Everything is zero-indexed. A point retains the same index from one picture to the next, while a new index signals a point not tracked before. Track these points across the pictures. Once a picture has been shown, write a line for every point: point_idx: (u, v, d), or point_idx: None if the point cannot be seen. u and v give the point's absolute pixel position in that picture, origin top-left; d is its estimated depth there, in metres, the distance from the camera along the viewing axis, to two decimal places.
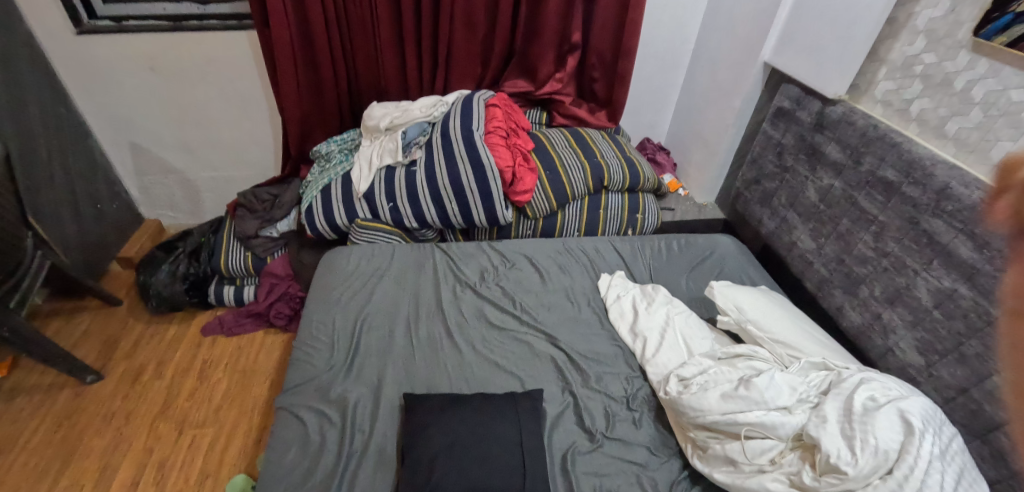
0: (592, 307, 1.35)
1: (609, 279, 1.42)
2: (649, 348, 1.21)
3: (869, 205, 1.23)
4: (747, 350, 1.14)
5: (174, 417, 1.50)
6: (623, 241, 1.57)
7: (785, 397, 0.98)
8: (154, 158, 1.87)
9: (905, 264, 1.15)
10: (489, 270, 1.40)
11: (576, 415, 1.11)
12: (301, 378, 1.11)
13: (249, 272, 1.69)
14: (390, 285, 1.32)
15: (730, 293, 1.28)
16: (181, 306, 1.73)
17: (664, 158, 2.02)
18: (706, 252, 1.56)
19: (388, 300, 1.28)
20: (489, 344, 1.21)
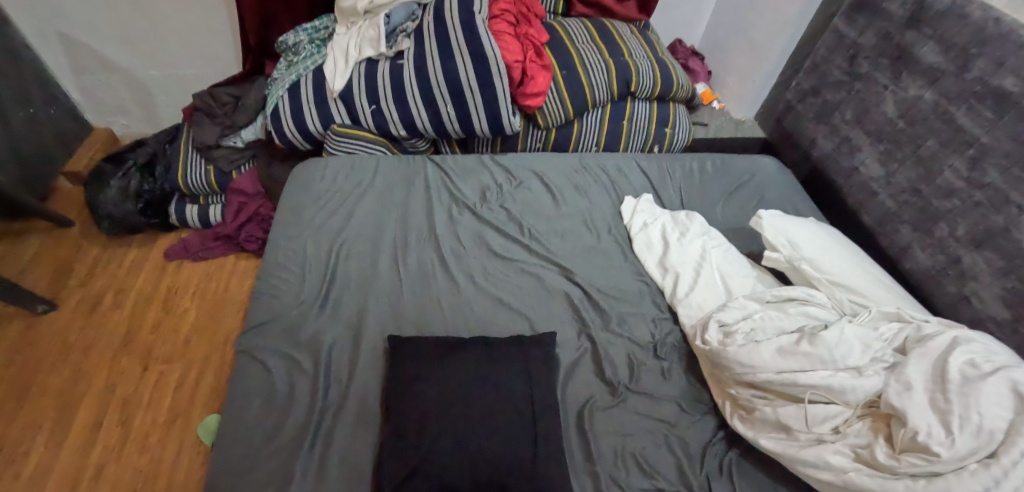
0: (613, 236, 1.13)
1: (634, 202, 1.19)
2: (681, 286, 1.02)
3: (968, 123, 0.98)
4: (802, 293, 0.95)
5: (139, 351, 1.34)
6: (650, 158, 1.31)
7: (856, 354, 0.79)
8: (91, 53, 1.56)
9: (1008, 198, 0.93)
10: (492, 188, 1.16)
11: (595, 363, 0.93)
12: (264, 317, 0.92)
13: (212, 187, 1.46)
14: (372, 203, 1.09)
15: (782, 224, 1.05)
16: (139, 227, 1.51)
17: (697, 64, 1.71)
18: (747, 174, 1.33)
19: (369, 224, 1.06)
20: (492, 277, 1.01)
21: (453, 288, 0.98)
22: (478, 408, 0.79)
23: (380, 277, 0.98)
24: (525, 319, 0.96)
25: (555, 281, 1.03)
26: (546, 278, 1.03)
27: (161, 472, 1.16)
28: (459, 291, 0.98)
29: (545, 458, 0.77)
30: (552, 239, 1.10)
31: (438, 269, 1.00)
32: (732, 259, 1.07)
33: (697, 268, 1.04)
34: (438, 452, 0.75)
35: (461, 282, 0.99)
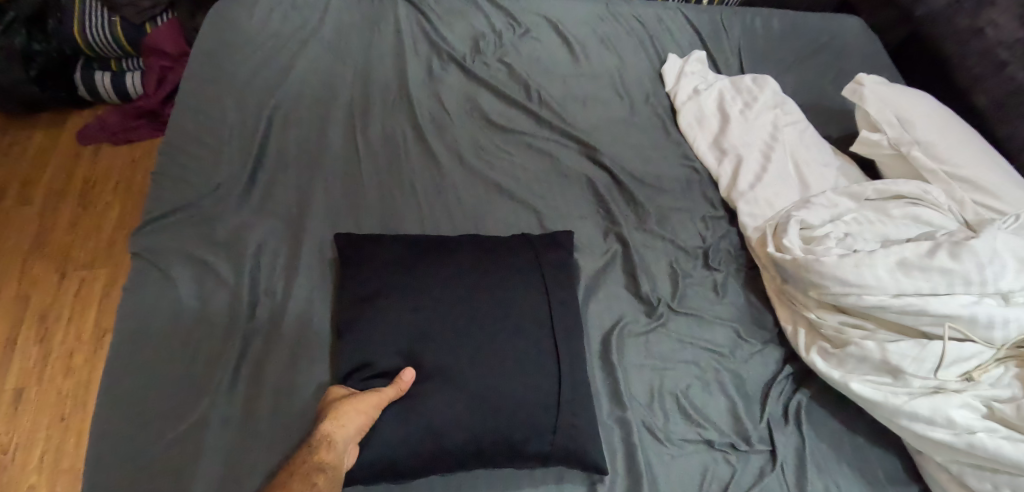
0: (651, 108, 0.84)
1: (681, 62, 0.88)
2: (744, 175, 0.75)
3: None
4: (916, 189, 0.69)
5: (54, 255, 1.09)
6: (700, 8, 0.98)
7: (1011, 277, 0.55)
8: None
9: None
10: (488, 38, 0.85)
11: (626, 275, 0.69)
12: (167, 206, 0.65)
13: (122, 46, 1.13)
14: (323, 56, 0.79)
15: (891, 96, 0.78)
16: (40, 102, 1.18)
17: None
18: (824, 35, 1.01)
19: (317, 83, 0.76)
20: (489, 158, 0.74)
21: (433, 171, 0.71)
22: (464, 335, 0.55)
23: (331, 154, 0.70)
24: (535, 214, 0.70)
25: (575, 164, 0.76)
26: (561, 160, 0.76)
27: (88, 398, 0.96)
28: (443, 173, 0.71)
29: (561, 405, 0.54)
30: (571, 109, 0.81)
31: (413, 144, 0.73)
32: (811, 143, 0.80)
33: (765, 153, 0.77)
34: (406, 398, 0.52)
35: (445, 161, 0.72)
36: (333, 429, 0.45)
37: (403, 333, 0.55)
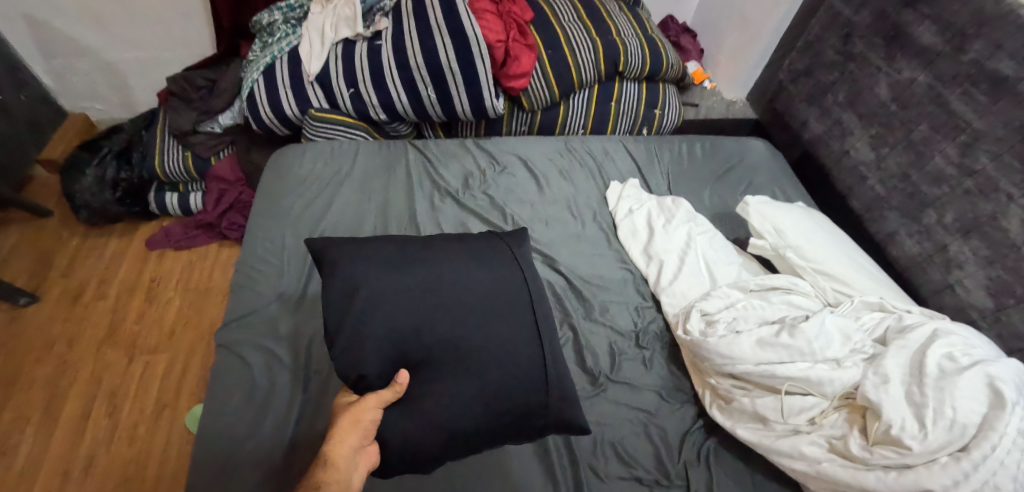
0: (598, 223, 1.15)
1: (621, 188, 1.21)
2: (665, 274, 1.04)
3: (962, 107, 0.95)
4: (786, 282, 0.96)
5: (123, 343, 1.33)
6: (638, 141, 1.34)
7: (835, 347, 0.82)
8: (58, 34, 1.47)
9: (997, 187, 0.91)
10: (474, 175, 1.15)
11: (576, 353, 0.93)
12: (245, 310, 0.91)
13: (190, 174, 1.42)
14: (352, 194, 1.07)
15: (768, 212, 1.07)
16: (119, 216, 1.47)
17: (688, 41, 1.67)
18: (734, 159, 1.34)
19: (349, 215, 1.04)
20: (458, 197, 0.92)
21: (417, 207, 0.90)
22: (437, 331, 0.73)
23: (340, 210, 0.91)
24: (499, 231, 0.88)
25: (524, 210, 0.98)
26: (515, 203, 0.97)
27: (149, 464, 1.16)
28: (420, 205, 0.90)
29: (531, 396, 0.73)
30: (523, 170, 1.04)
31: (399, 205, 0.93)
32: (718, 247, 1.08)
33: (682, 257, 1.06)
34: None
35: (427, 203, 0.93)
36: (333, 448, 0.62)
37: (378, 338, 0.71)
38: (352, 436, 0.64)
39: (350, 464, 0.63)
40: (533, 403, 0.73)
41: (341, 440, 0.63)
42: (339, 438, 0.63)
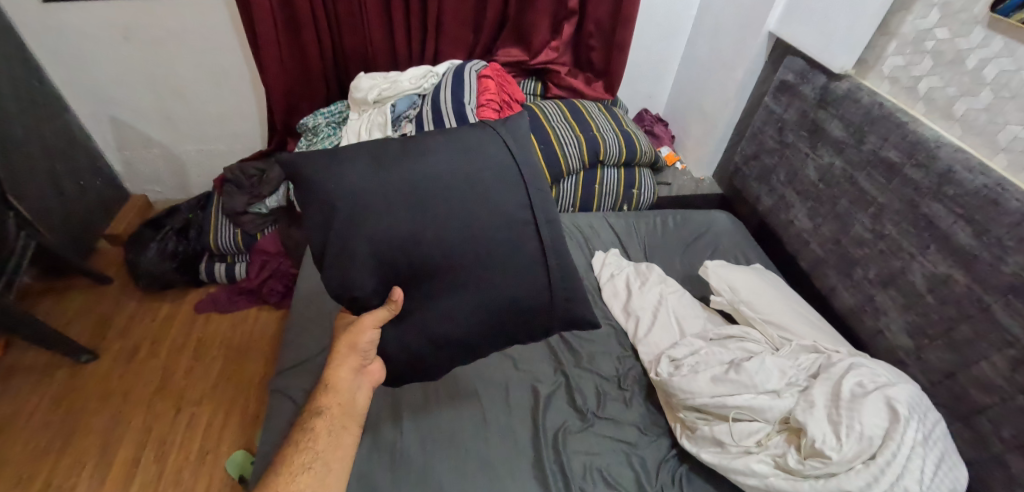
0: (585, 286, 1.40)
1: (604, 257, 1.45)
2: (641, 327, 1.25)
3: (869, 185, 1.20)
4: (740, 331, 1.18)
5: (171, 395, 1.49)
6: (619, 216, 1.61)
7: (774, 380, 1.01)
8: (136, 132, 1.77)
9: (902, 247, 1.14)
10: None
11: (567, 395, 1.14)
12: (295, 360, 1.11)
13: (239, 248, 1.64)
14: None
15: (724, 273, 1.32)
16: (173, 284, 1.68)
17: (663, 130, 1.95)
18: (702, 229, 1.57)
19: None
20: (459, 137, 0.91)
21: (428, 140, 0.89)
22: (429, 248, 0.82)
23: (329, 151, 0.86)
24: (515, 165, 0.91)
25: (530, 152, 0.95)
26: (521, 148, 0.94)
27: None
28: (429, 139, 0.90)
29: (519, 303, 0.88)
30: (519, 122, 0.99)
31: (402, 140, 0.90)
32: (686, 303, 1.29)
33: (655, 313, 1.27)
34: None
35: (437, 139, 0.90)
36: (331, 376, 0.87)
37: (366, 248, 0.80)
38: (351, 363, 0.87)
39: (353, 384, 0.87)
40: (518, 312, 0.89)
41: (344, 365, 0.86)
42: (341, 365, 0.86)
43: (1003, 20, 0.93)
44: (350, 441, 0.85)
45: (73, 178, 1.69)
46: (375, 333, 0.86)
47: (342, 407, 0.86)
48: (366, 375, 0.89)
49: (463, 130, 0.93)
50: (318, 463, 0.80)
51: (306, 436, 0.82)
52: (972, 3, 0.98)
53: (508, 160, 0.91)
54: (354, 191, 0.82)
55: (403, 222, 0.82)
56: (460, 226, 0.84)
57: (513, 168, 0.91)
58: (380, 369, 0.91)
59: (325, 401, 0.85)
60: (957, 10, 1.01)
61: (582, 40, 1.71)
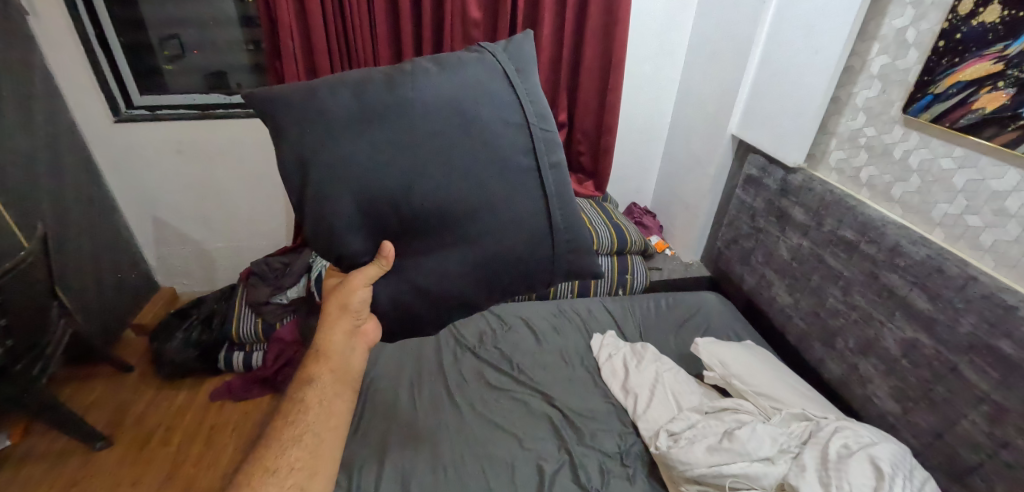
0: (585, 366, 1.46)
1: (602, 338, 1.54)
2: (640, 403, 1.30)
3: (835, 261, 1.32)
4: (732, 403, 1.23)
5: (179, 483, 1.47)
6: (615, 300, 1.72)
7: (767, 447, 1.05)
8: (173, 231, 1.97)
9: (872, 316, 1.23)
10: (487, 332, 1.58)
11: (572, 471, 1.18)
12: None
13: (259, 337, 1.73)
14: (393, 349, 1.52)
15: (714, 349, 1.40)
16: (191, 371, 1.76)
17: (651, 221, 2.12)
18: (693, 309, 1.66)
19: (392, 367, 1.46)
20: (460, 72, 0.83)
21: (416, 67, 0.83)
22: (421, 194, 0.79)
23: (309, 93, 0.80)
24: (517, 103, 0.85)
25: (534, 87, 0.88)
26: (523, 80, 0.88)
27: None
28: (416, 67, 0.83)
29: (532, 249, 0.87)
30: (523, 47, 0.91)
31: (386, 72, 0.83)
32: (681, 380, 1.35)
33: (652, 390, 1.32)
34: None
35: (428, 68, 0.83)
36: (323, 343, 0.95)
37: (351, 198, 0.78)
38: (343, 328, 0.94)
39: (345, 346, 0.95)
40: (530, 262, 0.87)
41: (338, 327, 0.94)
42: (336, 328, 0.94)
43: (915, 119, 1.12)
44: (344, 407, 0.92)
45: (113, 272, 1.85)
46: (366, 291, 0.87)
47: (334, 373, 0.94)
48: (360, 337, 0.95)
49: (458, 61, 0.84)
50: (309, 434, 0.86)
51: (297, 406, 0.89)
52: (889, 107, 1.19)
53: (510, 98, 0.85)
54: (347, 149, 0.78)
55: (393, 174, 0.78)
56: (443, 177, 0.80)
57: (514, 105, 0.85)
58: (375, 327, 0.96)
59: (317, 369, 0.93)
60: (878, 113, 1.21)
61: (573, 147, 1.95)
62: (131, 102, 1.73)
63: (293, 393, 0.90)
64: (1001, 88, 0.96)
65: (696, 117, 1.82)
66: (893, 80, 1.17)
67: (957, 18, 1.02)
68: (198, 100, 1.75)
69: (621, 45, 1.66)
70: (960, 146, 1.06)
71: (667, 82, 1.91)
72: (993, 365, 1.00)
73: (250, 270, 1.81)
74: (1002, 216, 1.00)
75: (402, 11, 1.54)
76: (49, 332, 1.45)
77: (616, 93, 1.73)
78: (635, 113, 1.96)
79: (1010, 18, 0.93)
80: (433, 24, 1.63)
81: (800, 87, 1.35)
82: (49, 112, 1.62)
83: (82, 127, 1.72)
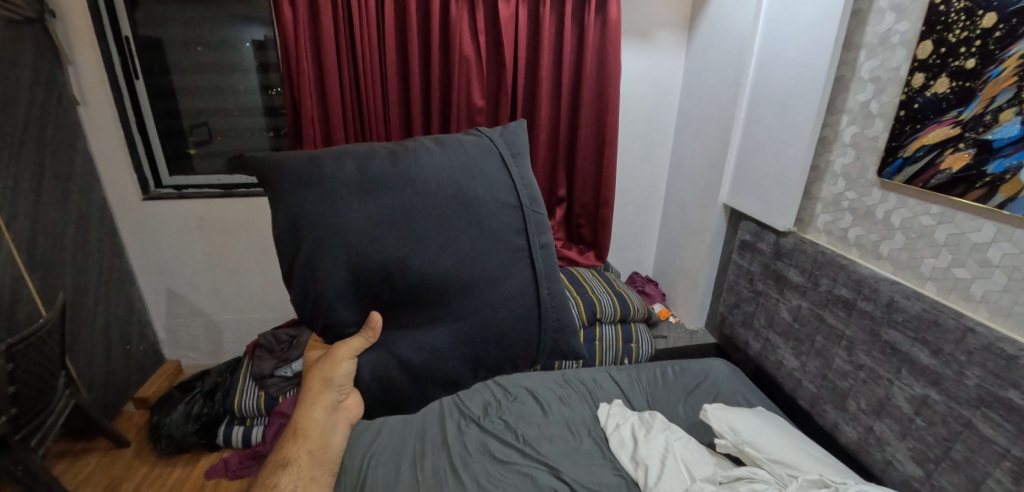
0: (593, 437, 1.42)
1: (608, 407, 1.51)
2: (651, 475, 1.25)
3: (835, 320, 1.33)
4: (747, 471, 1.18)
5: None
6: (620, 369, 1.71)
7: None
8: (185, 302, 2.02)
9: (880, 374, 1.22)
10: (492, 403, 1.55)
11: None
12: None
13: (260, 411, 1.69)
14: (397, 420, 1.49)
15: (724, 416, 1.36)
16: (190, 447, 1.71)
17: (653, 288, 2.16)
18: (701, 376, 1.64)
19: (394, 437, 1.42)
20: (460, 152, 0.86)
21: (419, 146, 0.85)
22: (414, 266, 0.80)
23: (315, 168, 0.80)
24: (513, 187, 0.87)
25: (528, 172, 0.91)
26: (519, 167, 0.90)
27: None
28: (419, 146, 0.86)
29: (522, 329, 0.87)
30: (518, 134, 0.94)
31: (390, 147, 0.85)
32: (693, 449, 1.31)
33: (663, 460, 1.28)
34: None
35: (430, 147, 0.86)
36: (300, 424, 0.96)
37: (344, 263, 0.78)
38: (324, 404, 0.94)
39: (327, 424, 0.96)
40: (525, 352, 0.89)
41: (318, 403, 0.93)
42: (316, 405, 0.94)
43: (890, 180, 1.20)
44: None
45: (121, 344, 1.87)
46: (350, 365, 0.86)
47: (312, 453, 0.96)
48: (342, 412, 0.96)
49: (459, 144, 0.87)
50: None
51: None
52: (865, 172, 1.27)
53: (505, 181, 0.86)
54: (348, 216, 0.78)
55: (391, 244, 0.79)
56: (441, 253, 0.81)
57: (511, 189, 0.87)
58: (357, 403, 0.94)
59: (294, 450, 0.93)
60: (856, 177, 1.29)
61: (573, 220, 2.03)
62: (159, 182, 1.87)
63: (266, 478, 0.90)
64: (962, 148, 1.05)
65: (689, 190, 1.92)
66: (865, 147, 1.26)
67: (912, 90, 1.13)
68: (222, 180, 1.89)
69: (612, 126, 1.81)
70: (935, 203, 1.12)
71: (658, 158, 2.04)
72: (1006, 418, 0.98)
73: (257, 342, 1.82)
74: (987, 267, 1.04)
75: (413, 100, 1.71)
76: (52, 402, 1.47)
77: (611, 169, 1.85)
78: (632, 187, 2.07)
79: (959, 89, 1.05)
80: (441, 113, 1.79)
81: (781, 155, 1.45)
82: (85, 190, 1.75)
83: (113, 204, 1.85)
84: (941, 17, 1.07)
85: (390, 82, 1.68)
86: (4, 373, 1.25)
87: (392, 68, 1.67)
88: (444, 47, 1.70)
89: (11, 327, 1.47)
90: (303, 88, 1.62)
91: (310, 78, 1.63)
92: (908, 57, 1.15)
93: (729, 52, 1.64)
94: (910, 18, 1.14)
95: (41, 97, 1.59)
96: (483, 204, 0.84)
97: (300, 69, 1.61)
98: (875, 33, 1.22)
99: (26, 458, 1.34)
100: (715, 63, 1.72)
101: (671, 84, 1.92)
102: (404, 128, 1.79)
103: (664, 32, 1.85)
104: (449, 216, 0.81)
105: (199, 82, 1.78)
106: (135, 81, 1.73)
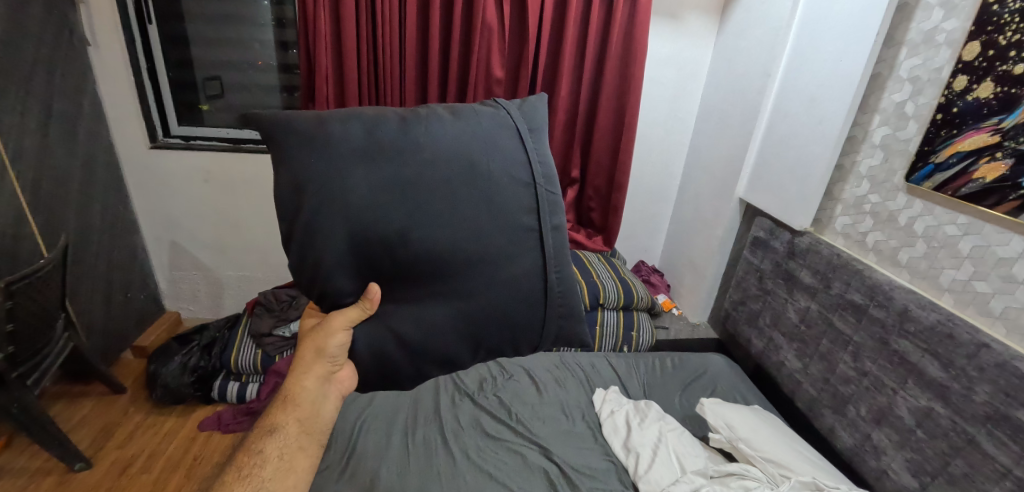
0: (586, 421, 1.42)
1: (604, 394, 1.49)
2: (641, 464, 1.24)
3: (844, 325, 1.31)
4: (739, 468, 1.18)
5: None
6: (619, 356, 1.69)
7: None
8: (188, 255, 2.01)
9: (884, 383, 1.20)
10: (487, 379, 1.53)
11: None
12: None
13: (256, 368, 1.69)
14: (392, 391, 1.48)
15: (720, 410, 1.35)
16: (184, 398, 1.71)
17: (658, 278, 2.13)
18: (699, 370, 1.62)
19: (388, 405, 1.42)
20: (473, 123, 0.83)
21: (432, 114, 0.83)
22: (418, 240, 0.77)
23: (319, 128, 0.77)
24: (528, 163, 0.84)
25: (545, 148, 0.88)
26: (536, 142, 0.88)
27: None
28: (433, 114, 0.82)
29: (530, 311, 0.85)
30: (537, 107, 0.91)
31: (401, 114, 0.82)
32: (686, 441, 1.29)
33: (655, 450, 1.26)
34: None
35: (444, 117, 0.83)
36: (290, 393, 0.94)
37: (344, 232, 0.75)
38: (316, 374, 0.92)
39: (319, 393, 0.94)
40: (530, 332, 0.87)
41: (310, 373, 0.92)
42: (308, 374, 0.93)
43: (918, 186, 1.16)
44: (305, 462, 0.90)
45: (122, 291, 1.87)
46: (345, 336, 0.84)
47: (301, 422, 0.93)
48: (335, 384, 0.94)
49: (474, 114, 0.84)
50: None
51: (255, 458, 0.85)
52: (892, 175, 1.23)
53: (521, 154, 0.84)
54: (349, 178, 0.75)
55: (395, 212, 0.76)
56: (444, 226, 0.78)
57: (525, 165, 0.84)
58: (350, 376, 0.95)
59: (282, 417, 0.91)
60: (882, 180, 1.25)
61: (584, 202, 2.01)
62: (168, 131, 1.84)
63: (252, 443, 0.87)
64: (999, 158, 1.00)
65: (706, 182, 1.87)
66: (896, 150, 1.22)
67: (953, 93, 1.08)
68: (231, 134, 1.86)
69: (633, 109, 1.76)
70: (963, 213, 1.08)
71: (677, 146, 1.99)
72: (1012, 437, 0.95)
73: (257, 299, 1.80)
74: (1010, 282, 1.00)
75: (430, 67, 1.67)
76: (52, 342, 1.48)
77: (627, 153, 1.81)
78: (647, 173, 2.03)
79: (1003, 95, 0.99)
80: (458, 83, 1.75)
81: (805, 152, 1.40)
82: (92, 134, 1.72)
83: (121, 150, 1.83)
84: (993, 17, 1.01)
85: (408, 46, 1.64)
86: (3, 310, 1.25)
87: (411, 34, 1.62)
88: (466, 9, 1.64)
89: (11, 265, 1.47)
90: (319, 46, 1.58)
91: (326, 36, 1.59)
92: (953, 58, 1.10)
93: (763, 40, 1.57)
94: (959, 16, 1.08)
95: (51, 35, 1.56)
96: (495, 180, 0.81)
97: (317, 26, 1.56)
98: (920, 30, 1.16)
99: (22, 396, 1.36)
100: (747, 50, 1.65)
101: (697, 70, 1.86)
102: (420, 98, 1.75)
103: (694, 14, 1.78)
104: (457, 185, 0.79)
105: (213, 33, 1.73)
106: (148, 25, 1.67)
